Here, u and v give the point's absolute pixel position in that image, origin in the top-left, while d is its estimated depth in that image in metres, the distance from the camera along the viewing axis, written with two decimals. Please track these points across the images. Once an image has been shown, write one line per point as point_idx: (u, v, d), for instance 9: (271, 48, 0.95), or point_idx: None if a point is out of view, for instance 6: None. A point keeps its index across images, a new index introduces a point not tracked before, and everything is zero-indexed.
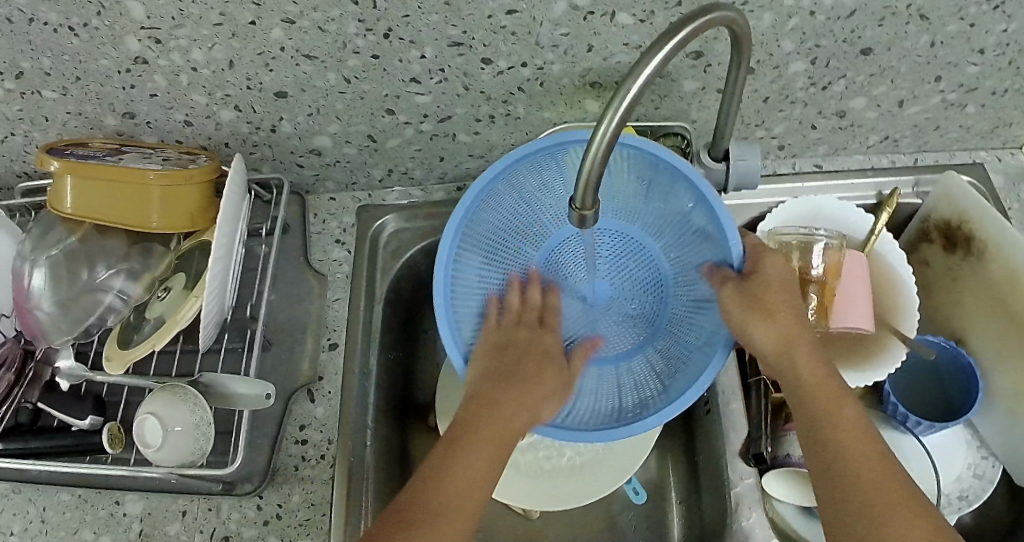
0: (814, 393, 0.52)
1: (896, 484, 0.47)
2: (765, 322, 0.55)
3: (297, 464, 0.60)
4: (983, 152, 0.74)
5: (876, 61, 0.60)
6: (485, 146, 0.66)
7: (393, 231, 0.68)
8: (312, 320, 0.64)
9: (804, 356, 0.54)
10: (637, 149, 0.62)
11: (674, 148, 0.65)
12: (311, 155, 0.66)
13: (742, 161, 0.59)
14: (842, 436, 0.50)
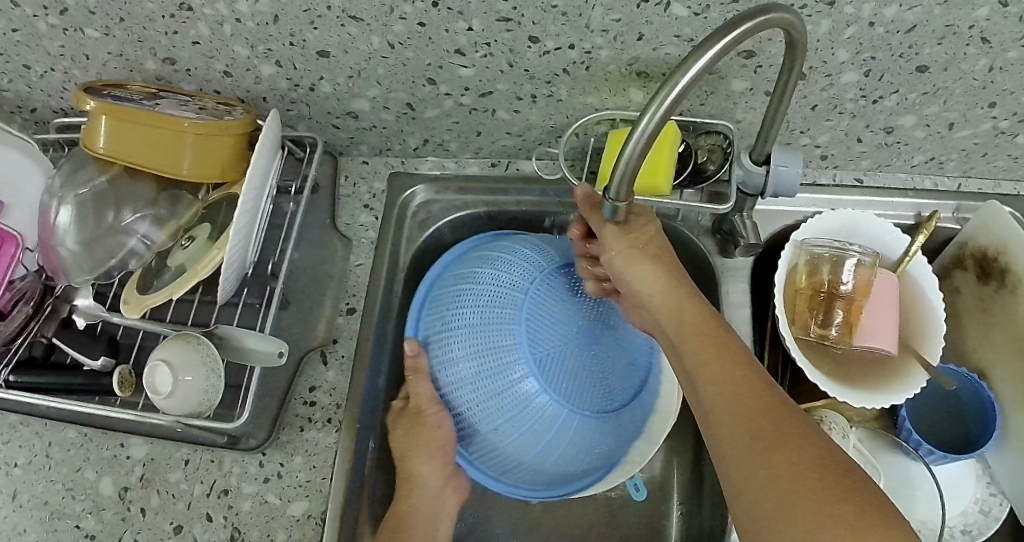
0: (696, 339, 0.49)
1: (785, 423, 0.42)
2: (644, 267, 0.52)
3: (303, 425, 0.60)
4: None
5: (931, 80, 0.59)
6: (524, 126, 0.65)
7: (421, 202, 0.67)
8: (331, 283, 0.64)
9: (675, 307, 0.51)
10: (674, 142, 0.59)
11: (715, 147, 0.63)
12: (347, 118, 0.65)
13: (783, 167, 0.58)
14: (725, 385, 0.46)
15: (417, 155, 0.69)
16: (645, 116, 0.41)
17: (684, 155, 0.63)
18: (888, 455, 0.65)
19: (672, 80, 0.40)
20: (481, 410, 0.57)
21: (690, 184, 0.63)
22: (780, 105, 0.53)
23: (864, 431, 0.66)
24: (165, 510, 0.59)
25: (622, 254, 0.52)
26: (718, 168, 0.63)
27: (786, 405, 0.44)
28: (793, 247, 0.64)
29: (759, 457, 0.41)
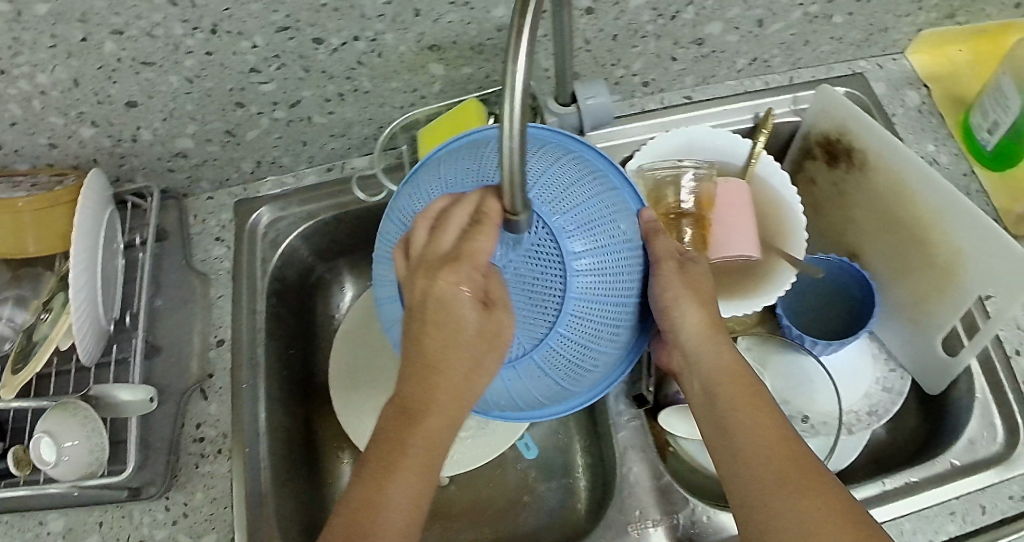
0: (728, 380, 0.50)
1: (814, 473, 0.44)
2: (693, 306, 0.49)
3: (197, 462, 0.62)
4: (863, 62, 0.72)
5: None
6: (343, 125, 0.66)
7: (269, 222, 0.68)
8: (197, 322, 0.65)
9: (711, 351, 0.51)
10: (478, 110, 0.62)
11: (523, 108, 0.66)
12: (177, 159, 0.67)
13: (591, 98, 0.60)
14: (754, 426, 0.47)
15: (256, 178, 0.70)
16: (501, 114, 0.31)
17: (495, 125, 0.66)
18: (777, 358, 0.66)
19: (511, 82, 0.31)
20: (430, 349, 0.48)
21: None
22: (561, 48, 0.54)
23: (751, 338, 0.68)
24: None
25: (687, 283, 0.49)
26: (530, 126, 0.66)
27: (801, 447, 0.46)
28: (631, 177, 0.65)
29: (774, 494, 0.44)
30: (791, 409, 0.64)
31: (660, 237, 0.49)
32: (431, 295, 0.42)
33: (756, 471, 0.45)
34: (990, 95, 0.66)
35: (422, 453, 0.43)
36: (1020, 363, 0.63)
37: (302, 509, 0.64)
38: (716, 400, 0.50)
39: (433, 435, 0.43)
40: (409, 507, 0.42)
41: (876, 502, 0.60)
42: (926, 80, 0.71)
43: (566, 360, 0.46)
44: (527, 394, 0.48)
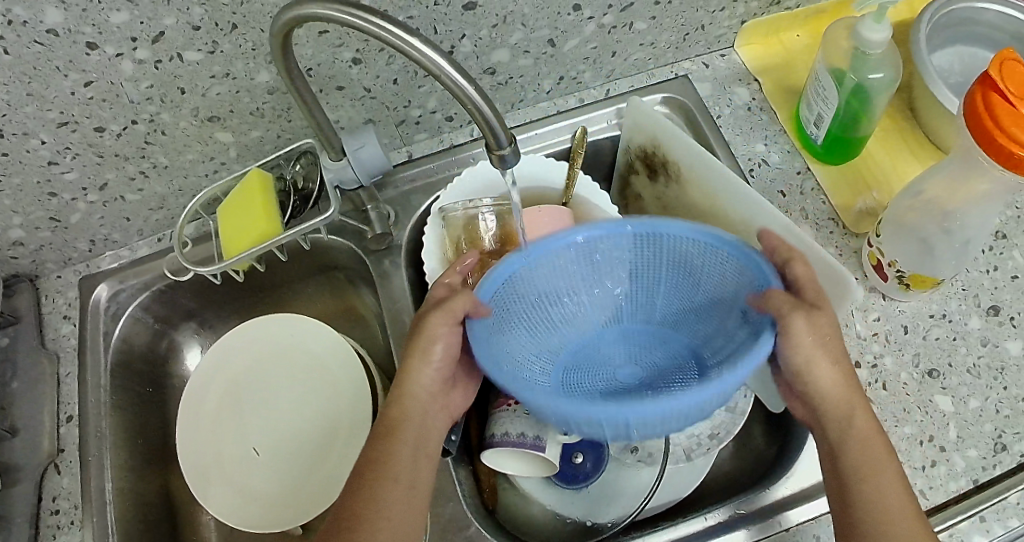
0: (845, 399, 0.48)
1: (908, 511, 0.46)
2: (822, 360, 0.47)
3: (55, 533, 0.64)
4: (689, 61, 0.70)
5: (489, 13, 0.57)
6: (157, 198, 0.69)
7: (109, 297, 0.70)
8: (48, 400, 0.68)
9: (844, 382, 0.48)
10: (267, 184, 0.60)
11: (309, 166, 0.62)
12: (16, 247, 0.69)
13: (360, 149, 0.58)
14: (860, 460, 0.47)
15: (96, 254, 0.73)
16: (441, 78, 0.40)
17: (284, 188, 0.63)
18: None
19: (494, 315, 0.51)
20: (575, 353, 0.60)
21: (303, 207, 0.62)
22: (316, 123, 0.55)
23: None
24: None
25: (814, 330, 0.46)
26: (317, 185, 0.61)
27: (892, 475, 0.47)
28: (434, 218, 0.64)
29: (885, 504, 0.46)
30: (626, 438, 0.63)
31: (799, 263, 0.49)
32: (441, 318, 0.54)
33: (871, 496, 0.46)
34: (812, 87, 0.62)
35: (389, 498, 0.49)
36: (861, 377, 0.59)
37: None
38: (824, 425, 0.49)
39: (384, 497, 0.49)
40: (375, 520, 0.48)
41: (724, 529, 0.56)
42: (758, 73, 0.69)
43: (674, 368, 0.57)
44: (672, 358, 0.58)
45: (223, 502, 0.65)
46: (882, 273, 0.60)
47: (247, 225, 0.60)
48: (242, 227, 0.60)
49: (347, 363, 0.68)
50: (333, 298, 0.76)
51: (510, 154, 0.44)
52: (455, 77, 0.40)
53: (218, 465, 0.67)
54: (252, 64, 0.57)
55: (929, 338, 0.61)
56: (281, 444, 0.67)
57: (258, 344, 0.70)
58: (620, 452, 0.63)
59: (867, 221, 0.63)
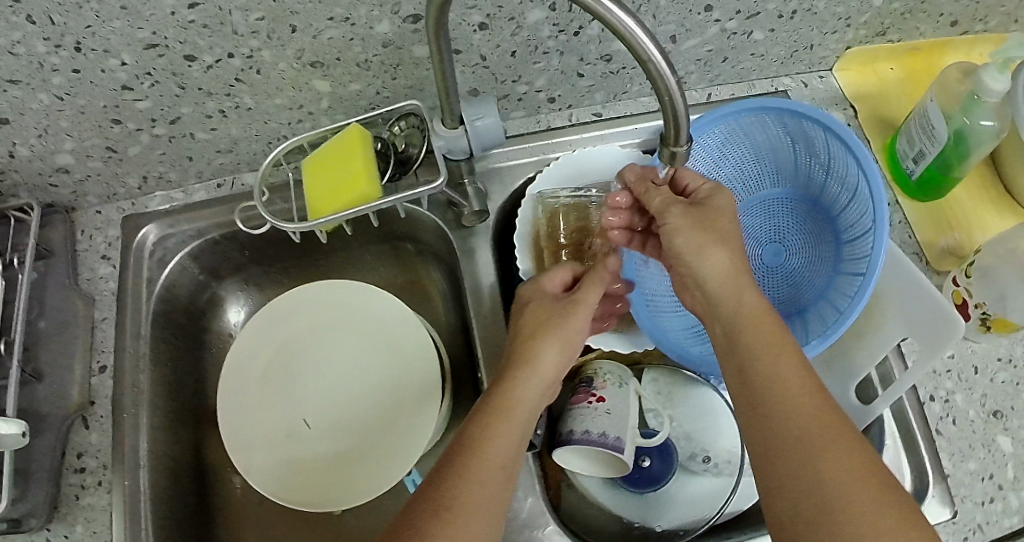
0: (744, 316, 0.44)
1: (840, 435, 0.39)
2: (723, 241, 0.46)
3: (78, 493, 0.60)
4: (789, 78, 0.70)
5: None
6: (228, 141, 0.63)
7: (156, 240, 0.64)
8: (80, 345, 0.63)
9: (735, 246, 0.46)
10: (367, 142, 0.56)
11: (413, 130, 0.59)
12: (60, 174, 0.63)
13: (478, 119, 0.56)
14: (776, 383, 0.41)
15: (145, 193, 0.68)
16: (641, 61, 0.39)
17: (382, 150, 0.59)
18: (681, 393, 0.64)
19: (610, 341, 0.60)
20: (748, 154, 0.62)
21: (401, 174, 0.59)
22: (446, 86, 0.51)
23: (658, 370, 0.65)
24: None
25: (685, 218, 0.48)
26: (420, 150, 0.58)
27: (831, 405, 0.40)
28: (529, 202, 0.60)
29: (804, 440, 0.39)
30: (694, 446, 0.62)
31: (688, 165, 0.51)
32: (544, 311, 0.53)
33: (769, 395, 0.41)
34: (917, 121, 0.62)
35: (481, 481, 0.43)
36: (932, 410, 0.60)
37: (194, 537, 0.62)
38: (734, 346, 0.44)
39: (487, 473, 0.43)
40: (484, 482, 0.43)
41: None
42: (854, 100, 0.69)
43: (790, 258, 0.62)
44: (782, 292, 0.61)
45: (269, 471, 0.61)
46: (964, 312, 0.60)
47: (340, 185, 0.56)
48: (338, 185, 0.56)
49: (408, 323, 0.64)
50: (394, 271, 0.73)
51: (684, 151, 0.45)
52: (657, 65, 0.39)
53: (259, 438, 0.62)
54: (375, 13, 0.52)
55: (995, 380, 0.61)
56: (332, 422, 0.63)
57: (320, 312, 0.66)
58: (688, 459, 0.62)
59: (949, 260, 0.63)
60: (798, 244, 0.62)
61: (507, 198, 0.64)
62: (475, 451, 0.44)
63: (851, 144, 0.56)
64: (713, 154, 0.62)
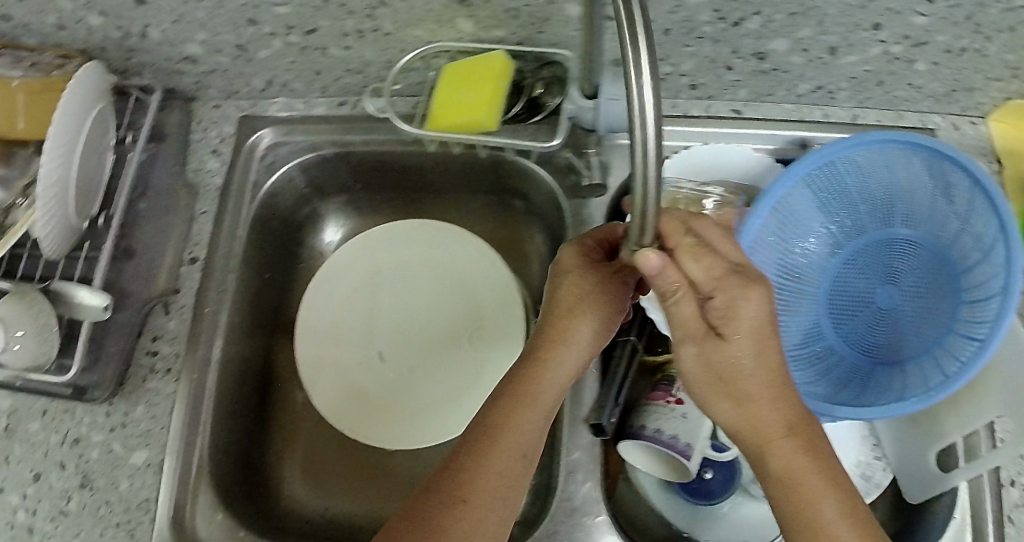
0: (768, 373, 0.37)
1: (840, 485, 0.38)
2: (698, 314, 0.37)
3: (145, 376, 0.61)
4: (939, 117, 0.66)
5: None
6: (361, 63, 0.60)
7: (269, 144, 0.64)
8: (175, 236, 0.63)
9: (744, 338, 0.37)
10: (508, 70, 0.54)
11: (553, 79, 0.58)
12: (187, 63, 0.62)
13: (612, 98, 0.53)
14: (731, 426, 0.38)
15: (266, 96, 0.65)
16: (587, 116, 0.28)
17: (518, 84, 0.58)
18: None
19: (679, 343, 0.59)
20: (879, 184, 0.59)
21: (526, 115, 0.58)
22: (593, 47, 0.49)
23: None
24: (24, 459, 0.63)
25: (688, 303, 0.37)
26: (556, 100, 0.57)
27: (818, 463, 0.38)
28: None
29: (820, 502, 0.38)
30: None
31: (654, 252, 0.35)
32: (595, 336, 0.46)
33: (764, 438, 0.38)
34: None
35: (490, 475, 0.41)
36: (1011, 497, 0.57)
37: (246, 442, 0.64)
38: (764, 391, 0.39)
39: (501, 467, 0.42)
40: (491, 500, 0.41)
41: None
42: (1004, 156, 0.64)
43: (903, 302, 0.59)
44: (885, 336, 0.58)
45: (324, 389, 0.61)
46: None
47: (464, 105, 0.55)
48: (460, 103, 0.55)
49: (476, 257, 0.65)
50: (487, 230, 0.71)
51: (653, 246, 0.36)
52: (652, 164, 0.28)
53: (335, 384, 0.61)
54: None
55: None
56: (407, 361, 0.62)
57: (402, 247, 0.66)
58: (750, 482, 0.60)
59: None
60: (914, 287, 0.58)
61: None
62: (456, 502, 0.40)
63: (999, 205, 0.51)
64: (844, 178, 0.59)
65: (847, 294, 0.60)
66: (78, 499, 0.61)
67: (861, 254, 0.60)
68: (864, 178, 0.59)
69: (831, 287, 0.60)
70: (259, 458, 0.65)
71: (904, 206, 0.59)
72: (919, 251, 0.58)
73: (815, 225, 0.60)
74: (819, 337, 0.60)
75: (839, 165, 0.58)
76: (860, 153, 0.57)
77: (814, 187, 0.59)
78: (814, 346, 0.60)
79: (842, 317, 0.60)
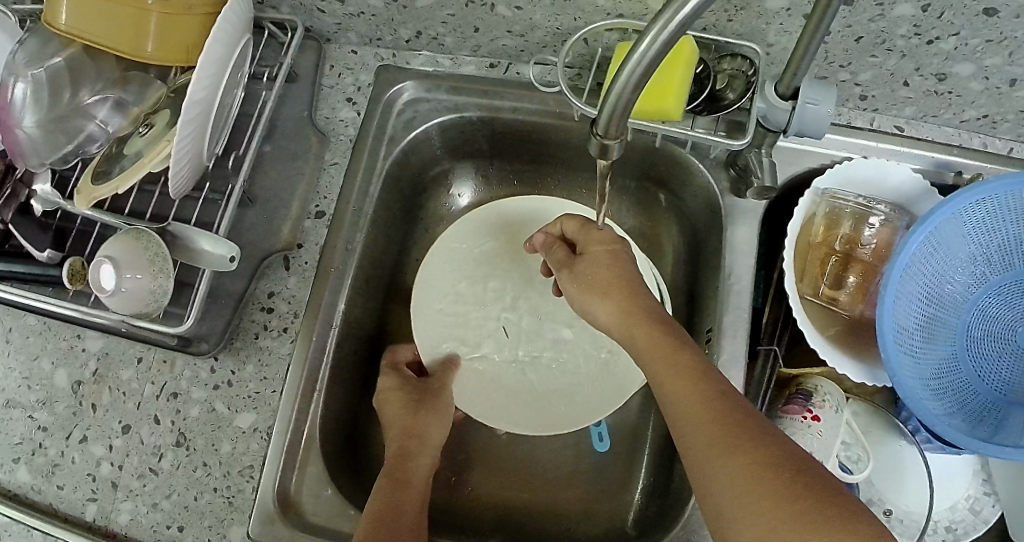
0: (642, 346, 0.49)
1: (734, 433, 0.41)
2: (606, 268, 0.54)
3: (258, 332, 0.58)
4: None
5: (998, 27, 0.50)
6: (526, 25, 0.57)
7: (409, 100, 0.63)
8: (302, 182, 0.61)
9: (616, 292, 0.53)
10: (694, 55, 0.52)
11: (736, 73, 0.55)
12: (333, 1, 0.58)
13: (812, 104, 0.49)
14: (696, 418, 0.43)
15: (409, 48, 0.63)
16: (643, 41, 0.31)
17: (701, 76, 0.56)
18: (879, 435, 0.62)
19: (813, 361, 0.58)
20: None
21: (704, 110, 0.56)
22: (800, 60, 0.46)
23: (861, 405, 0.63)
24: (113, 408, 0.59)
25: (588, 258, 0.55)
26: (738, 97, 0.55)
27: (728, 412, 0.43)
28: (814, 196, 0.58)
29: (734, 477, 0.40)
30: (873, 493, 0.60)
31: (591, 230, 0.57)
32: (413, 433, 0.58)
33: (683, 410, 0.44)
34: None
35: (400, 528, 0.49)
36: None
37: (352, 412, 0.61)
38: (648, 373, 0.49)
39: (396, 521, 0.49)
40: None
41: None
42: None
43: None
44: (1018, 377, 0.58)
45: None
46: None
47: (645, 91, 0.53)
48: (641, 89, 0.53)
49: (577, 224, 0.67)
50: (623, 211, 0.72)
51: (616, 147, 0.38)
52: (644, 64, 0.32)
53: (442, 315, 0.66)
54: None
55: None
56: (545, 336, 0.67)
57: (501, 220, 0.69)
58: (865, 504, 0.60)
59: None
60: None
61: (784, 180, 0.62)
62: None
63: None
64: (1004, 213, 0.58)
65: (986, 331, 0.59)
66: (171, 458, 0.57)
67: (1006, 292, 0.60)
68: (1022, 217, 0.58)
69: (972, 322, 0.59)
70: (362, 429, 0.63)
71: None
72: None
73: (963, 257, 0.59)
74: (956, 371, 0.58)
75: (1002, 199, 0.57)
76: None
77: (974, 218, 0.58)
78: (953, 377, 0.58)
79: (979, 352, 0.59)
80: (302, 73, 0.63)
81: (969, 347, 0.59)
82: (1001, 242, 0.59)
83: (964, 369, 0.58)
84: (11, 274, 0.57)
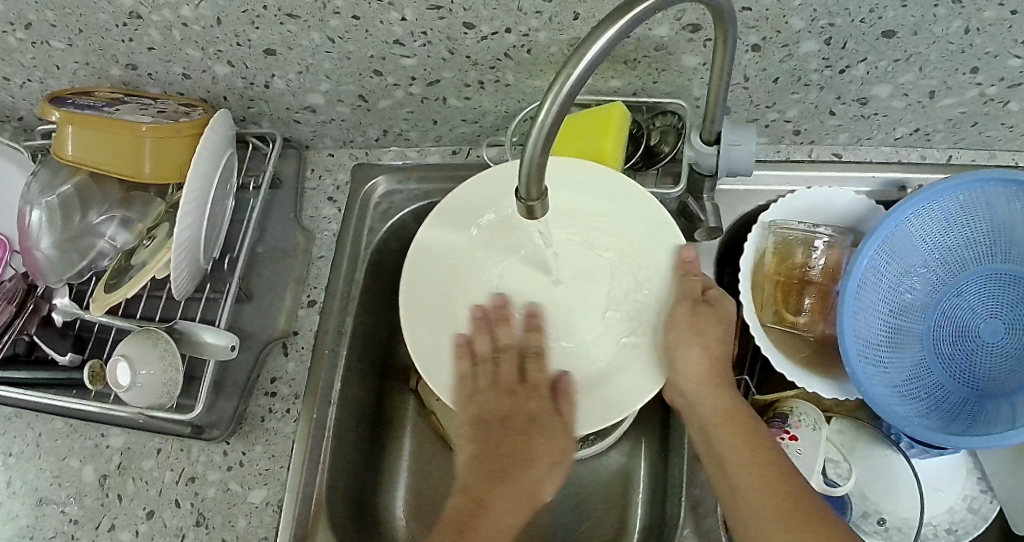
0: (717, 406, 0.53)
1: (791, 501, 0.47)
2: (695, 343, 0.55)
3: (264, 416, 0.63)
4: None
5: (901, 46, 0.54)
6: (477, 112, 0.63)
7: (383, 193, 0.69)
8: (294, 277, 0.67)
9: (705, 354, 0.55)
10: (627, 119, 0.58)
11: (668, 127, 0.60)
12: (306, 112, 0.65)
13: (733, 146, 0.54)
14: (756, 482, 0.49)
15: (379, 145, 0.70)
16: (543, 108, 0.36)
17: (636, 134, 0.61)
18: (865, 447, 0.63)
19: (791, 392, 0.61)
20: (976, 223, 0.61)
21: (645, 165, 0.62)
22: (715, 109, 0.51)
23: (844, 422, 0.65)
24: (138, 496, 0.63)
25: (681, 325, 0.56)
26: (671, 148, 0.60)
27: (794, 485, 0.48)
28: (762, 229, 0.62)
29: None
30: (867, 505, 0.61)
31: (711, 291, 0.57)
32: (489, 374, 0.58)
33: (745, 477, 0.50)
34: None
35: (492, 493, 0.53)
36: None
37: (358, 480, 0.65)
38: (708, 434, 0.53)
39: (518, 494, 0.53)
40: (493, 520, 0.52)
41: None
42: None
43: (1007, 337, 0.60)
44: (990, 371, 0.60)
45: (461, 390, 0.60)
46: None
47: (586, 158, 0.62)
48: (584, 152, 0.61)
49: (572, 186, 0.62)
50: None
51: (540, 207, 0.41)
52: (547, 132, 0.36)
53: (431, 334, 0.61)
54: (657, 16, 0.50)
55: None
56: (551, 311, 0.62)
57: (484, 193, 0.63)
58: (860, 517, 0.61)
59: None
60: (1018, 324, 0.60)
61: (733, 221, 0.65)
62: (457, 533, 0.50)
63: None
64: (946, 219, 0.61)
65: (951, 332, 0.61)
66: (193, 537, 0.61)
67: (964, 291, 0.62)
68: (963, 220, 0.61)
69: (933, 325, 0.62)
70: (368, 497, 0.66)
71: (1004, 244, 0.61)
72: (1016, 285, 0.60)
73: (914, 265, 0.62)
74: (925, 375, 0.61)
75: (939, 205, 0.60)
76: (958, 196, 0.59)
77: (915, 226, 0.61)
78: (924, 380, 0.61)
79: (945, 354, 0.61)
80: (285, 177, 0.70)
81: (936, 351, 0.61)
82: (949, 245, 0.62)
83: (932, 373, 0.61)
84: (38, 381, 0.62)
